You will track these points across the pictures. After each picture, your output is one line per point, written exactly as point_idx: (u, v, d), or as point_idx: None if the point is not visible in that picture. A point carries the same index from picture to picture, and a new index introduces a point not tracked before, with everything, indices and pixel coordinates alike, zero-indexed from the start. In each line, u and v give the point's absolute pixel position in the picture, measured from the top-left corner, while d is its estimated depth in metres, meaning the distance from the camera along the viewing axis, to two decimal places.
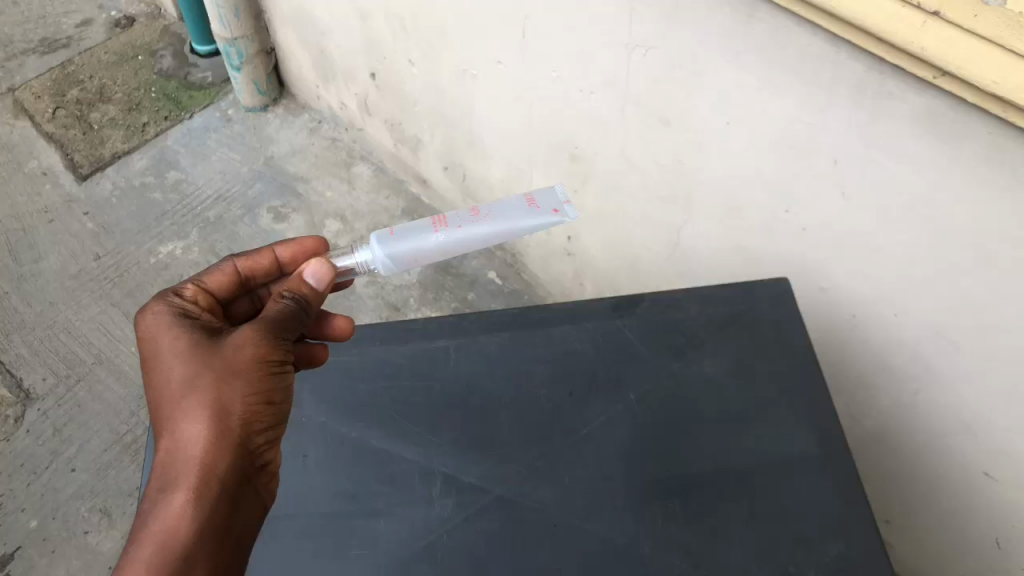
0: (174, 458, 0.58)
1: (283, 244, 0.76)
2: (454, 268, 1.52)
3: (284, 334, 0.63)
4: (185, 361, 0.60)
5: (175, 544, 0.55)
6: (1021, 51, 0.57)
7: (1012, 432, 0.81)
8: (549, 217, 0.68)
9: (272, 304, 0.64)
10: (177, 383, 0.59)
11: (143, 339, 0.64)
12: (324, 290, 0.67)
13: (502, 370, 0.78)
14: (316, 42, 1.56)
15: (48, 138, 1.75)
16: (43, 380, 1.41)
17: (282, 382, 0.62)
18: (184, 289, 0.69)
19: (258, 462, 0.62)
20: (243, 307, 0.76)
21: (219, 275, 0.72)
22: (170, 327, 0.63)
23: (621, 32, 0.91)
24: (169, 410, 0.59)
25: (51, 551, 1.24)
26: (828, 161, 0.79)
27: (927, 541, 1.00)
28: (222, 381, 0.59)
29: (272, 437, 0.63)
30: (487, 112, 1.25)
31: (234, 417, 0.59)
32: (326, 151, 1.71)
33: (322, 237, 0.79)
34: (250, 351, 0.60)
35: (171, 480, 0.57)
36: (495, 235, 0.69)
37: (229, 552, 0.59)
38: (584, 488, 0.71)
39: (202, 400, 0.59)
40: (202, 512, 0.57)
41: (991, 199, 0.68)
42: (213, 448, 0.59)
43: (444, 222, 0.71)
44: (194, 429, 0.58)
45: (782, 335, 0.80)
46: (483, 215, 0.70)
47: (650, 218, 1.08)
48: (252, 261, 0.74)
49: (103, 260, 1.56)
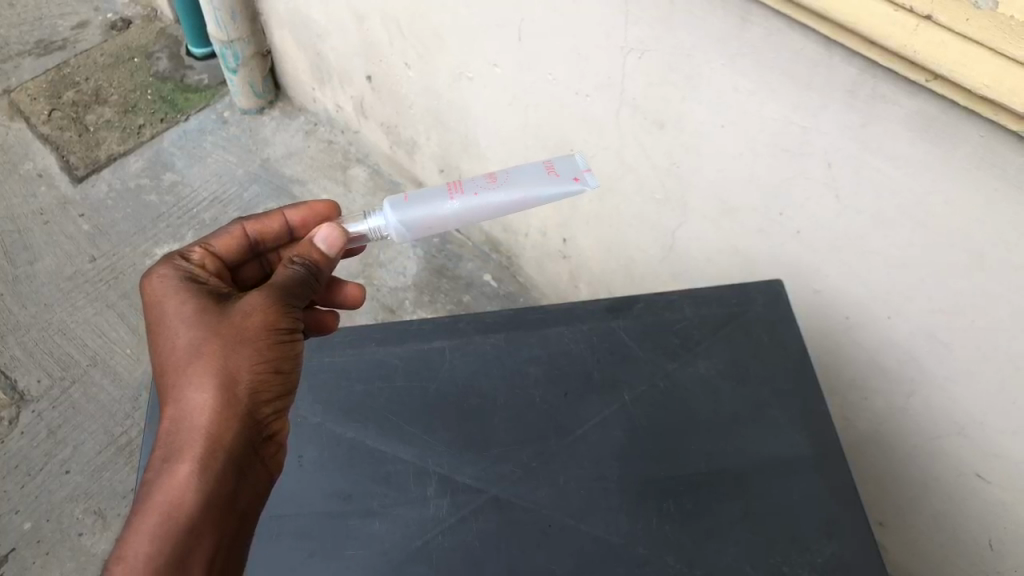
0: (179, 426, 0.58)
1: (294, 207, 0.76)
2: (450, 270, 1.52)
3: (292, 301, 0.64)
4: (191, 329, 0.61)
5: (182, 510, 0.55)
6: (1012, 54, 0.57)
7: (1004, 434, 0.81)
8: (570, 185, 0.69)
9: (281, 270, 0.65)
10: (184, 351, 0.60)
11: (150, 307, 0.65)
12: (335, 255, 0.69)
13: (497, 371, 0.78)
14: (312, 44, 1.56)
15: (43, 139, 1.75)
16: (38, 382, 1.41)
17: (289, 351, 0.63)
18: (191, 253, 0.70)
19: (265, 433, 0.62)
20: (251, 271, 0.77)
21: (227, 238, 0.73)
22: (176, 297, 0.64)
23: (618, 34, 0.91)
24: (176, 379, 0.60)
25: (46, 553, 1.24)
26: (823, 163, 0.79)
27: (920, 542, 1.01)
28: (229, 348, 0.60)
29: (280, 408, 0.63)
30: (483, 114, 1.25)
31: (240, 386, 0.60)
32: (323, 153, 1.71)
33: (335, 202, 0.79)
34: (257, 319, 0.61)
35: (177, 448, 0.57)
36: (510, 204, 0.69)
37: (234, 524, 0.59)
38: (579, 489, 0.71)
39: (208, 368, 0.59)
40: (208, 482, 0.57)
41: (983, 202, 0.68)
42: (219, 418, 0.59)
43: (458, 189, 0.71)
44: (200, 396, 0.59)
45: (776, 336, 0.81)
46: (499, 182, 0.70)
47: (646, 220, 1.08)
48: (261, 223, 0.74)
49: (98, 262, 1.56)
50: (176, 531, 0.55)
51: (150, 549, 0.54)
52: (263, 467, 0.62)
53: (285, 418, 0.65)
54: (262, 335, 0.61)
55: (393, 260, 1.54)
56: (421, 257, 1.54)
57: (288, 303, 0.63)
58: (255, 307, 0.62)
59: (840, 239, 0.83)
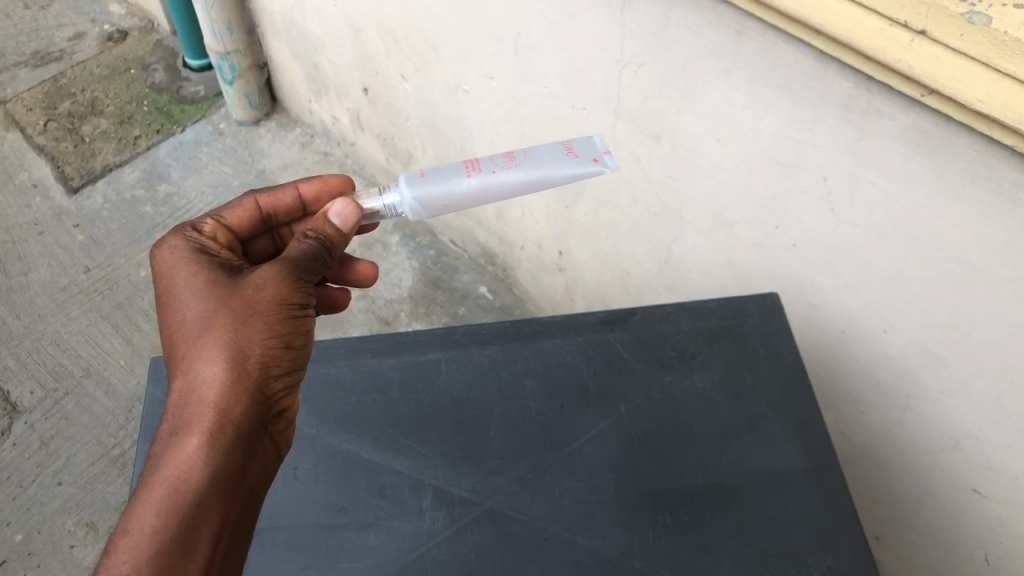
0: (188, 399, 0.58)
1: (307, 180, 0.76)
2: (445, 283, 1.52)
3: (305, 277, 0.64)
4: (203, 302, 0.61)
5: (189, 484, 0.55)
6: (1005, 69, 0.58)
7: (999, 448, 0.81)
8: (590, 166, 0.69)
9: (295, 245, 0.66)
10: (195, 324, 0.60)
11: (161, 279, 0.65)
12: (348, 232, 0.69)
13: (493, 383, 0.78)
14: (308, 57, 1.57)
15: (38, 150, 1.75)
16: (31, 393, 1.40)
17: (301, 327, 0.63)
18: (203, 226, 0.70)
19: (275, 410, 0.62)
20: (262, 245, 0.78)
21: (240, 211, 0.74)
22: (187, 272, 0.64)
23: (613, 48, 0.92)
24: (186, 351, 0.59)
25: (36, 566, 1.23)
26: (818, 177, 0.79)
27: (916, 557, 1.01)
28: (240, 322, 0.60)
29: (290, 385, 0.63)
30: (479, 128, 1.26)
31: (251, 360, 0.60)
32: (318, 165, 1.71)
33: (347, 177, 0.79)
34: (269, 293, 0.61)
35: (185, 422, 0.57)
36: (529, 182, 0.69)
37: (241, 501, 0.58)
38: (575, 502, 0.71)
39: (219, 341, 0.59)
40: (216, 456, 0.56)
41: (977, 216, 0.68)
42: (229, 392, 0.58)
43: (476, 167, 0.71)
44: (210, 370, 0.58)
45: (771, 349, 0.81)
46: (517, 161, 0.70)
47: (641, 233, 1.09)
48: (274, 197, 0.75)
49: (92, 273, 1.55)
50: (183, 505, 0.54)
51: (156, 524, 0.53)
52: (271, 445, 0.62)
53: (294, 397, 0.65)
54: (273, 309, 0.61)
55: (388, 272, 1.54)
56: (417, 269, 1.54)
57: (301, 278, 0.63)
58: (268, 282, 0.62)
59: (835, 252, 0.83)
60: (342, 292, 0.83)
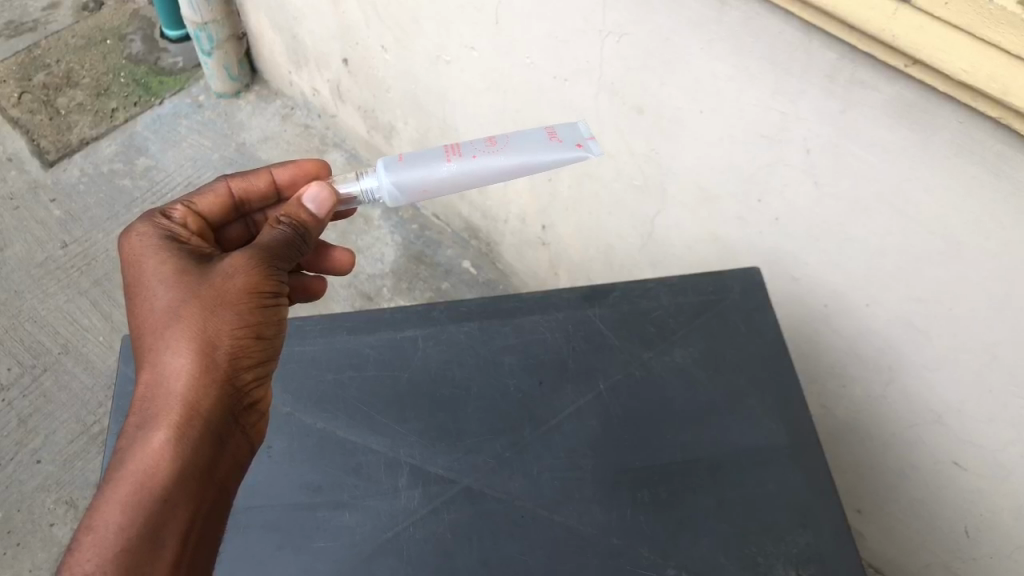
0: (155, 391, 0.57)
1: (281, 166, 0.75)
2: (428, 257, 1.50)
3: (279, 264, 0.62)
4: (170, 291, 0.59)
5: (154, 480, 0.54)
6: (994, 40, 0.56)
7: (981, 422, 0.81)
8: (574, 153, 0.67)
9: (268, 231, 0.64)
10: (162, 313, 0.58)
11: (130, 263, 0.63)
12: (324, 217, 0.67)
13: (471, 360, 0.77)
14: (287, 27, 1.54)
15: (13, 123, 1.71)
16: (7, 370, 1.39)
17: (273, 316, 0.61)
18: (173, 212, 0.68)
19: (246, 401, 0.61)
20: (235, 233, 0.76)
21: (211, 198, 0.72)
22: (155, 257, 0.62)
23: (595, 18, 0.90)
24: (153, 341, 0.58)
25: (17, 544, 1.22)
26: (801, 149, 0.78)
27: (898, 529, 1.02)
28: (208, 312, 0.58)
29: (262, 374, 0.62)
30: (460, 100, 1.24)
31: (221, 352, 0.58)
32: (299, 138, 1.69)
33: (324, 162, 0.78)
34: (239, 282, 0.59)
35: (152, 414, 0.56)
36: (511, 169, 0.68)
37: (212, 493, 0.57)
38: (553, 480, 0.70)
39: (186, 331, 0.57)
40: (184, 451, 0.55)
41: (964, 189, 0.67)
42: (197, 384, 0.57)
43: (456, 152, 0.69)
44: (177, 361, 0.57)
45: (752, 324, 0.80)
46: (499, 146, 0.68)
47: (623, 206, 1.07)
48: (246, 182, 0.73)
49: (69, 248, 1.53)
50: (150, 501, 0.53)
51: (121, 520, 0.53)
52: (244, 436, 0.61)
53: (267, 385, 0.64)
54: (243, 299, 0.59)
55: (371, 247, 1.52)
56: (400, 244, 1.52)
57: (274, 266, 0.62)
58: (237, 270, 0.60)
59: (818, 226, 0.82)
60: (319, 279, 0.82)
